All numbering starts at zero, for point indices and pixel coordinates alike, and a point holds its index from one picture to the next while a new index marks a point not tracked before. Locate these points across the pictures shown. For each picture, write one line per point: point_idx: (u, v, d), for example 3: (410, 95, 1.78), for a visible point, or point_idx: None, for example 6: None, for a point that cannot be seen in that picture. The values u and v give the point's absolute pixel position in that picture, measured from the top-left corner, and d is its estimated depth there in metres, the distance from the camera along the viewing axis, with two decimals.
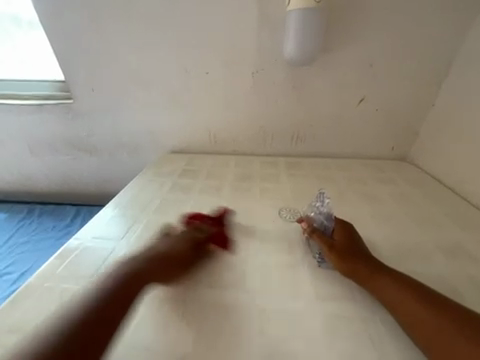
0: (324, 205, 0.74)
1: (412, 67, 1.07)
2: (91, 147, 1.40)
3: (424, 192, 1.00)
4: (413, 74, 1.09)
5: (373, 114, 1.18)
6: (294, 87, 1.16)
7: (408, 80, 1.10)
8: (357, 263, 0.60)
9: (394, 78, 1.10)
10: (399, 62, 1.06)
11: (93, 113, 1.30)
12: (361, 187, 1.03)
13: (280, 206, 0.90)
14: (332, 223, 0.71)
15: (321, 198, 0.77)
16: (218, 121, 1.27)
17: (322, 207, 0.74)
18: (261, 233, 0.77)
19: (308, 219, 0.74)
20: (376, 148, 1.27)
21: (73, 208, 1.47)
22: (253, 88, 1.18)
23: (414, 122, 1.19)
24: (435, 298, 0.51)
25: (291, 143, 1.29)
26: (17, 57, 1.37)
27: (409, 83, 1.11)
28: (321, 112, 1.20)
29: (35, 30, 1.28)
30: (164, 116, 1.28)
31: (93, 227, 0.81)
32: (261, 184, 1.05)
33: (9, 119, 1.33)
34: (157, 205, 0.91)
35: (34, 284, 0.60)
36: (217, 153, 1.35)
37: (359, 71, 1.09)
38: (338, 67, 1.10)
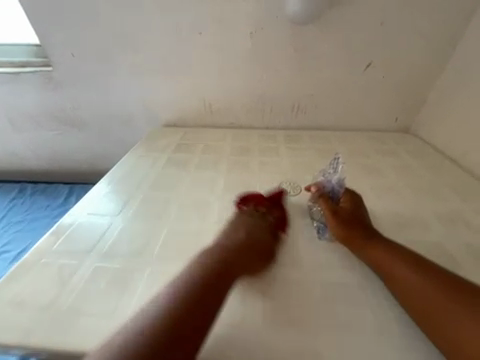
0: (336, 170, 0.71)
1: (425, 26, 0.98)
2: (78, 121, 1.32)
3: (426, 163, 0.99)
4: (425, 36, 0.99)
5: (380, 81, 1.11)
6: (295, 51, 1.06)
7: (420, 43, 1.01)
8: (357, 231, 0.60)
9: (405, 41, 1.01)
10: (411, 22, 0.97)
11: (77, 82, 1.19)
12: (362, 160, 1.00)
13: (280, 180, 0.88)
14: (341, 188, 0.69)
15: (335, 163, 0.73)
16: (213, 91, 1.18)
17: (334, 173, 0.71)
18: None
19: (318, 184, 0.73)
20: (379, 119, 1.21)
21: (66, 187, 1.44)
22: (251, 51, 1.07)
23: (420, 91, 1.13)
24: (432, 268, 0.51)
25: (291, 115, 1.22)
26: None
27: (421, 45, 1.01)
28: (324, 79, 1.12)
29: None
30: (155, 85, 1.19)
31: (87, 203, 0.78)
32: (260, 158, 1.01)
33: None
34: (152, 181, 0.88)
35: (30, 260, 0.59)
36: (213, 126, 1.28)
37: (367, 32, 1.00)
38: (345, 28, 0.99)
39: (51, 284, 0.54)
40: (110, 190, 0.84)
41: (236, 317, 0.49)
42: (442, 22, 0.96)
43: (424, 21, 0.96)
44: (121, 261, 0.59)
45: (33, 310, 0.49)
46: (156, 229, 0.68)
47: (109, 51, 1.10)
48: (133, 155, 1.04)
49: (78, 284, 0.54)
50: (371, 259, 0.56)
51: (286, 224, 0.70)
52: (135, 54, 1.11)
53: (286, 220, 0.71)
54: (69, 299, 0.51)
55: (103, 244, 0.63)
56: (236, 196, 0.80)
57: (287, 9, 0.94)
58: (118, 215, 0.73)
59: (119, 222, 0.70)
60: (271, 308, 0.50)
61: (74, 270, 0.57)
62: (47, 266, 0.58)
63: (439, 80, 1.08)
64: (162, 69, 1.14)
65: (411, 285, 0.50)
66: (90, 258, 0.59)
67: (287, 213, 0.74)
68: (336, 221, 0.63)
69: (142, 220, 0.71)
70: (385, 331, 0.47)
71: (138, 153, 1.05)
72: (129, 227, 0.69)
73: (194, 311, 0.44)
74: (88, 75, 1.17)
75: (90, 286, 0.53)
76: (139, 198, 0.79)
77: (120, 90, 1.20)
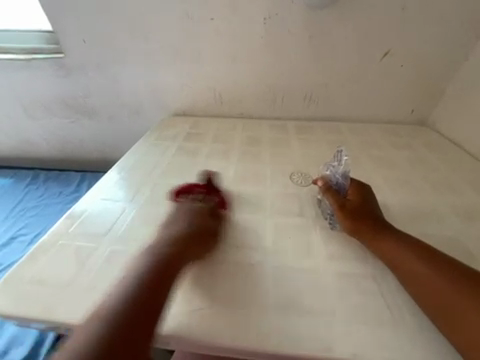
0: (341, 163, 0.70)
1: (449, 11, 0.92)
2: (89, 109, 1.33)
3: (442, 156, 0.96)
4: (448, 22, 0.94)
5: (397, 70, 1.06)
6: (310, 37, 1.02)
7: (442, 29, 0.96)
8: (365, 223, 0.59)
9: (426, 27, 0.96)
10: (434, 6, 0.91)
11: (88, 69, 1.19)
12: (376, 152, 0.98)
13: (291, 170, 0.87)
14: (346, 181, 0.68)
15: (339, 156, 0.72)
16: (223, 79, 1.16)
17: (339, 165, 0.71)
18: (272, 199, 0.75)
19: (324, 178, 0.71)
20: (394, 110, 1.17)
21: (78, 174, 1.47)
22: (264, 38, 1.04)
23: (440, 81, 1.08)
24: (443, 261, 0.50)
25: (303, 105, 1.19)
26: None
27: (444, 31, 0.96)
28: (338, 67, 1.08)
29: None
30: (165, 74, 1.17)
31: (101, 190, 0.79)
32: (270, 149, 1.00)
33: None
34: (163, 169, 0.89)
35: (48, 241, 0.61)
36: (222, 116, 1.27)
37: (386, 17, 0.95)
38: (362, 13, 0.95)
39: (70, 264, 0.56)
40: (122, 177, 0.85)
41: (247, 302, 0.50)
42: (468, 7, 0.90)
43: (448, 6, 0.91)
44: (136, 243, 0.61)
45: (53, 288, 0.51)
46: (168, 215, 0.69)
47: (120, 37, 1.10)
48: (144, 143, 1.05)
49: (95, 265, 0.56)
50: (380, 251, 0.56)
51: (297, 214, 0.70)
52: (146, 40, 1.09)
53: (298, 210, 0.71)
54: (86, 279, 0.53)
55: (117, 228, 0.65)
56: (247, 185, 0.80)
57: None
58: (130, 201, 0.74)
59: (131, 208, 0.71)
60: (283, 295, 0.51)
61: (91, 251, 0.59)
62: (65, 248, 0.59)
63: (461, 69, 1.03)
64: (172, 56, 1.12)
65: (421, 278, 0.49)
66: (106, 240, 0.61)
67: (298, 204, 0.73)
68: (345, 213, 0.62)
69: (153, 206, 0.72)
70: (397, 321, 0.47)
71: (149, 142, 1.06)
72: (142, 211, 0.70)
73: (149, 298, 0.44)
74: (99, 62, 1.17)
75: (108, 266, 0.55)
76: (150, 185, 0.81)
77: (130, 77, 1.20)
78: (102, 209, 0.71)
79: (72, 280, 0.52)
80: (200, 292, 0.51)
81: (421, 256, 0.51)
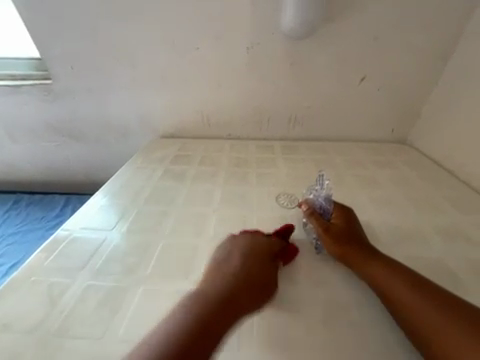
0: (322, 187, 0.71)
1: (418, 42, 1.00)
2: (76, 132, 1.32)
3: (423, 174, 0.99)
4: (416, 51, 1.02)
5: (375, 93, 1.13)
6: (292, 64, 1.08)
7: (411, 57, 1.04)
8: (351, 246, 0.59)
9: (397, 56, 1.04)
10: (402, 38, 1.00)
11: (76, 94, 1.21)
12: (359, 171, 1.00)
13: (278, 192, 0.87)
14: (330, 204, 0.68)
15: (320, 180, 0.73)
16: (211, 102, 1.19)
17: (321, 189, 0.72)
18: (258, 223, 0.74)
19: (308, 202, 0.72)
20: (375, 130, 1.22)
21: (63, 197, 1.42)
22: (248, 65, 1.09)
23: (415, 103, 1.15)
24: (429, 285, 0.50)
25: (288, 126, 1.23)
26: None
27: (413, 59, 1.04)
28: (320, 91, 1.13)
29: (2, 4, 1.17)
30: (153, 98, 1.20)
31: (81, 218, 0.76)
32: (257, 170, 1.01)
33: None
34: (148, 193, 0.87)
35: (20, 278, 0.57)
36: (210, 137, 1.29)
37: (360, 48, 1.03)
38: (338, 44, 1.02)
39: (43, 302, 0.52)
40: (106, 203, 0.82)
41: (233, 340, 0.47)
42: (432, 38, 0.99)
43: (416, 37, 0.99)
44: (115, 275, 0.58)
45: (19, 332, 0.47)
46: (151, 243, 0.67)
47: (108, 65, 1.13)
48: (131, 167, 1.04)
49: (69, 302, 0.52)
50: (367, 274, 0.55)
51: None
52: (134, 67, 1.12)
53: None
54: (58, 320, 0.49)
55: (96, 260, 0.62)
56: (233, 208, 0.80)
57: (282, 27, 0.97)
58: (112, 229, 0.71)
59: (112, 237, 0.69)
60: (268, 330, 0.49)
61: (67, 286, 0.55)
62: (38, 285, 0.56)
63: (433, 92, 1.11)
64: (160, 82, 1.16)
65: (409, 304, 0.48)
66: (84, 274, 0.58)
67: (285, 227, 0.73)
68: (330, 236, 0.61)
69: (136, 235, 0.69)
70: (387, 353, 0.46)
71: (136, 165, 1.05)
72: (124, 241, 0.67)
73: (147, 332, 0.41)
74: (86, 87, 1.18)
75: (83, 303, 0.52)
76: (134, 211, 0.79)
77: (118, 102, 1.22)
78: (80, 239, 0.68)
79: (45, 320, 0.49)
80: None
81: (407, 281, 0.51)
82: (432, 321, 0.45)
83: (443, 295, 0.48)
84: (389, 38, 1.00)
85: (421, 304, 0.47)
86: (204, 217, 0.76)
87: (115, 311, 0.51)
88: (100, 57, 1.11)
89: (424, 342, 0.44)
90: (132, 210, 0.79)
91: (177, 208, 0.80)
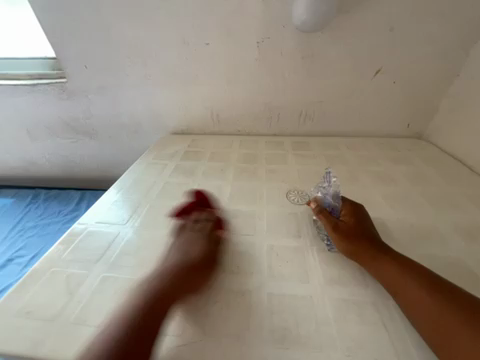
0: (330, 185, 0.70)
1: (438, 31, 0.95)
2: (90, 130, 1.36)
3: (440, 171, 0.95)
4: (436, 40, 0.97)
5: (390, 87, 1.08)
6: (303, 58, 1.05)
7: (430, 48, 0.98)
8: (362, 243, 0.58)
9: (414, 47, 0.99)
10: (421, 27, 0.95)
11: (89, 93, 1.24)
12: (373, 168, 0.97)
13: (287, 188, 0.87)
14: (338, 202, 0.68)
15: (327, 177, 0.72)
16: (220, 98, 1.19)
17: (329, 186, 0.70)
18: (268, 219, 0.74)
19: (317, 200, 0.71)
20: (389, 125, 1.18)
21: (78, 192, 1.48)
22: (258, 60, 1.08)
23: (433, 96, 1.09)
24: (443, 286, 0.48)
25: (299, 122, 1.21)
26: (3, 35, 1.29)
27: (432, 50, 0.99)
28: (332, 85, 1.10)
29: (19, 4, 1.20)
30: (163, 95, 1.21)
31: (94, 213, 0.78)
32: (267, 166, 1.00)
33: (3, 103, 1.29)
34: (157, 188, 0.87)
35: (40, 269, 0.60)
36: (220, 134, 1.29)
37: (374, 39, 0.99)
38: (351, 35, 0.99)
39: (63, 292, 0.55)
40: (119, 199, 0.84)
41: (243, 334, 0.47)
42: (453, 27, 0.93)
43: (435, 26, 0.94)
44: (129, 269, 0.60)
45: (40, 321, 0.50)
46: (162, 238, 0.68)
47: (120, 63, 1.14)
48: (142, 163, 1.06)
49: (87, 293, 0.54)
50: (378, 272, 0.54)
51: (293, 235, 0.68)
52: (144, 65, 1.14)
53: (295, 230, 0.70)
54: (75, 309, 0.51)
55: (110, 254, 0.63)
56: (242, 204, 0.80)
57: (294, 19, 0.94)
58: (125, 225, 0.73)
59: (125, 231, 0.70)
60: (279, 326, 0.49)
61: (85, 277, 0.58)
62: (58, 276, 0.58)
63: (453, 85, 1.05)
64: (170, 79, 1.16)
65: (422, 305, 0.46)
66: (100, 266, 0.60)
67: (295, 224, 0.72)
68: (340, 234, 0.60)
69: (148, 230, 0.71)
70: (401, 354, 0.45)
71: (147, 161, 1.07)
72: (137, 235, 0.69)
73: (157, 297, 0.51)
74: (99, 85, 1.21)
75: (100, 294, 0.54)
76: (146, 207, 0.80)
77: (130, 100, 1.24)
78: (95, 233, 0.70)
79: (66, 308, 0.52)
80: (192, 323, 0.49)
81: (419, 280, 0.49)
82: (445, 322, 0.43)
83: (460, 297, 0.46)
84: (406, 28, 0.95)
85: (435, 305, 0.46)
86: (214, 213, 0.76)
87: (130, 301, 0.53)
88: (112, 56, 1.13)
89: (437, 343, 0.43)
90: (144, 206, 0.81)
91: (188, 204, 0.81)
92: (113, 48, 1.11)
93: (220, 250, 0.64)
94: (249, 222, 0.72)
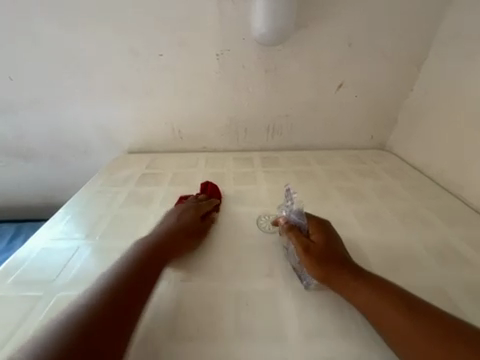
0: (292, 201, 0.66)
1: (390, 49, 0.98)
2: (24, 151, 1.14)
3: (405, 183, 0.96)
4: (390, 58, 1.00)
5: (353, 101, 1.09)
6: (266, 72, 1.01)
7: (385, 64, 1.02)
8: (333, 266, 0.53)
9: (371, 63, 1.01)
10: (375, 45, 0.97)
11: (18, 108, 1.03)
12: (343, 183, 0.95)
13: (258, 213, 0.79)
14: (303, 218, 0.63)
15: (288, 194, 0.68)
16: (181, 114, 1.09)
17: (291, 202, 0.67)
18: (237, 255, 0.64)
19: (283, 218, 0.67)
20: (354, 138, 1.19)
21: (12, 226, 1.21)
22: (219, 72, 1.00)
23: (391, 109, 1.13)
24: (421, 307, 0.45)
25: (267, 136, 1.16)
26: None
27: (387, 66, 1.02)
28: (298, 100, 1.08)
29: None
30: (114, 111, 1.07)
31: (24, 256, 0.64)
32: (234, 187, 0.91)
33: None
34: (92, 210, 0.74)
35: None
36: (183, 151, 1.18)
37: (334, 54, 0.99)
38: (312, 50, 0.97)
39: None
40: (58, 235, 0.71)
41: None
42: (403, 45, 0.98)
43: (387, 45, 0.98)
44: None
45: None
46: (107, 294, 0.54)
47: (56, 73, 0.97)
48: (91, 189, 0.91)
49: None
50: (356, 299, 0.49)
51: (266, 274, 0.60)
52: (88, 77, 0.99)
53: (267, 267, 0.61)
54: None
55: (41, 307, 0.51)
56: (207, 238, 0.69)
57: (254, 30, 0.87)
58: (63, 268, 0.60)
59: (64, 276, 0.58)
60: None
61: None
62: None
63: (408, 99, 1.09)
64: (121, 93, 1.03)
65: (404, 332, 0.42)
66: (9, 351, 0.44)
67: (267, 259, 0.63)
68: (311, 258, 0.55)
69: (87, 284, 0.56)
70: None
71: (94, 189, 0.90)
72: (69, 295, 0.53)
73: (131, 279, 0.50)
74: (33, 99, 1.02)
75: None
76: (91, 242, 0.67)
77: (73, 116, 1.06)
78: (21, 283, 0.56)
79: None
80: None
81: (397, 304, 0.45)
82: (429, 350, 0.40)
83: (443, 321, 0.42)
84: (361, 46, 0.97)
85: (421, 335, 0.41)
86: (171, 256, 0.63)
87: None
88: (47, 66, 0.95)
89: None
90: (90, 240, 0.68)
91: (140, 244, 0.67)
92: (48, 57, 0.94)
93: (177, 310, 0.52)
94: (214, 262, 0.62)
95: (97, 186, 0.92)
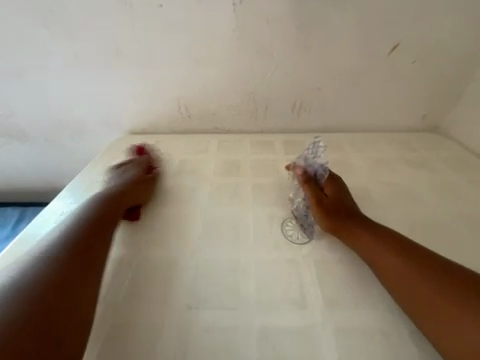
0: (317, 154, 0.65)
1: None
2: (15, 130, 1.02)
3: (471, 178, 0.75)
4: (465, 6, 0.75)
5: (408, 69, 0.85)
6: (296, 29, 0.79)
7: (457, 15, 0.76)
8: (347, 223, 0.55)
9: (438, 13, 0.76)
10: None
11: (7, 80, 0.92)
12: (387, 177, 0.77)
13: (283, 215, 0.64)
14: (325, 173, 0.64)
15: (314, 147, 0.67)
16: (190, 87, 0.91)
17: (314, 157, 0.66)
18: (258, 274, 0.51)
19: (301, 169, 0.67)
20: (403, 117, 0.95)
21: (14, 211, 1.14)
22: (237, 31, 0.81)
23: (458, 80, 0.86)
24: (455, 279, 0.43)
25: (291, 115, 0.95)
26: None
27: (459, 18, 0.76)
28: (335, 67, 0.85)
29: None
30: (113, 82, 0.91)
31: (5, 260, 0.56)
32: (252, 179, 0.76)
33: None
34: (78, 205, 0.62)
35: None
36: (191, 133, 1.01)
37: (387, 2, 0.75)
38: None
39: None
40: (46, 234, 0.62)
41: None
42: None
43: None
44: None
45: None
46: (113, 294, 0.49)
47: (47, 38, 0.85)
48: (87, 177, 0.80)
49: None
50: (362, 250, 0.52)
51: (296, 303, 0.47)
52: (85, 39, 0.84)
53: (298, 292, 0.48)
54: None
55: None
56: (220, 248, 0.56)
57: None
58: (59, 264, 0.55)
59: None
60: None
61: None
62: None
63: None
64: (121, 60, 0.87)
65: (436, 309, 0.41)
66: None
67: (297, 283, 0.50)
68: (322, 211, 0.58)
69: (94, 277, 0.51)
70: None
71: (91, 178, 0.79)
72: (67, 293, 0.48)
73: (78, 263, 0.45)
74: (25, 66, 0.89)
75: None
76: None
77: (69, 87, 0.93)
78: None
79: None
80: None
81: (404, 254, 0.48)
82: (443, 304, 0.41)
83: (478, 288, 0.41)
84: None
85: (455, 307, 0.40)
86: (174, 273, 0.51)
87: None
88: (40, 25, 0.83)
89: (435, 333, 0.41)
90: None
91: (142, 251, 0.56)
92: (39, 14, 0.81)
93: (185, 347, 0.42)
94: (230, 283, 0.50)
95: (94, 174, 0.81)
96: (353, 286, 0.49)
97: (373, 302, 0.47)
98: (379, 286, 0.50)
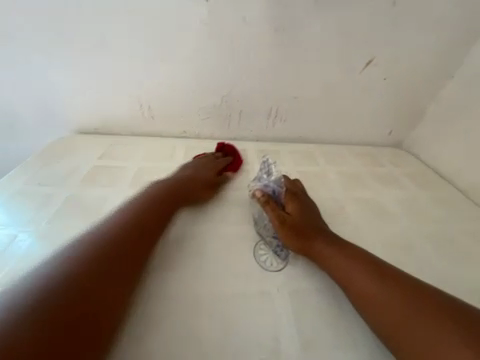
0: (269, 171, 0.64)
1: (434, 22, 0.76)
2: None
3: (434, 196, 0.78)
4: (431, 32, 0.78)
5: (378, 87, 0.86)
6: (273, 35, 0.74)
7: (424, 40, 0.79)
8: (314, 238, 0.52)
9: (408, 36, 0.78)
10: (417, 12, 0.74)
11: None
12: (360, 193, 0.75)
13: (256, 236, 0.57)
14: (282, 189, 0.61)
15: (266, 166, 0.66)
16: (153, 83, 0.79)
17: (268, 176, 0.64)
18: (225, 312, 0.44)
19: (258, 189, 0.61)
20: (373, 132, 0.97)
21: None
22: (210, 25, 0.72)
23: (420, 102, 0.91)
24: (423, 300, 0.41)
25: (266, 123, 0.90)
26: None
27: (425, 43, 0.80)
28: (312, 78, 0.82)
29: None
30: (56, 70, 0.76)
31: None
32: (221, 193, 0.68)
33: None
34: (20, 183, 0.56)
35: None
36: (155, 135, 0.88)
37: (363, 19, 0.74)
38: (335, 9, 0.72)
39: None
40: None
41: None
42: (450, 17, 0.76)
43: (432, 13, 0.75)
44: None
45: None
46: None
47: None
48: (20, 179, 0.67)
49: None
50: (327, 266, 0.49)
51: (270, 350, 0.41)
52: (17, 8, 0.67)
53: (272, 336, 0.42)
54: None
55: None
56: (179, 281, 0.48)
57: None
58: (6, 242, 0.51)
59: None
60: None
61: None
62: None
63: (442, 90, 0.88)
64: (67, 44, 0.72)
65: (399, 326, 0.40)
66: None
67: (271, 318, 0.44)
68: (288, 229, 0.53)
69: None
70: None
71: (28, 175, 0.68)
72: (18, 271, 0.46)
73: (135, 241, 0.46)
74: None
75: None
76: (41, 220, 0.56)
77: None
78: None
79: None
80: None
81: (370, 271, 0.45)
82: (405, 321, 0.40)
83: (446, 308, 0.40)
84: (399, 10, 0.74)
85: (416, 326, 0.39)
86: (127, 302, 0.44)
87: None
88: None
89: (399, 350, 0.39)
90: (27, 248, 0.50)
91: None
92: None
93: None
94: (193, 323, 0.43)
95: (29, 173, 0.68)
96: (332, 322, 0.45)
97: (354, 339, 0.43)
98: (356, 318, 0.46)
